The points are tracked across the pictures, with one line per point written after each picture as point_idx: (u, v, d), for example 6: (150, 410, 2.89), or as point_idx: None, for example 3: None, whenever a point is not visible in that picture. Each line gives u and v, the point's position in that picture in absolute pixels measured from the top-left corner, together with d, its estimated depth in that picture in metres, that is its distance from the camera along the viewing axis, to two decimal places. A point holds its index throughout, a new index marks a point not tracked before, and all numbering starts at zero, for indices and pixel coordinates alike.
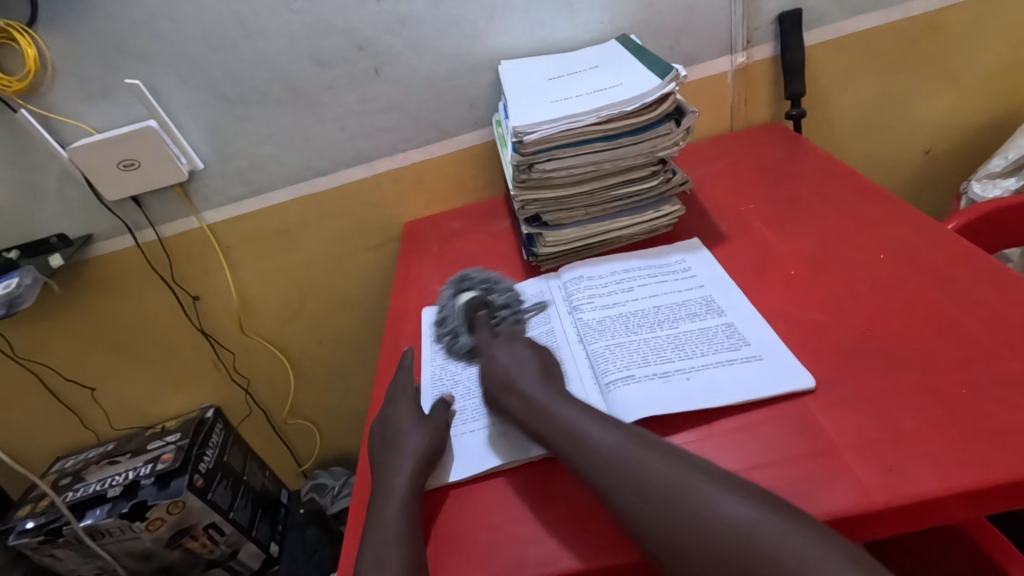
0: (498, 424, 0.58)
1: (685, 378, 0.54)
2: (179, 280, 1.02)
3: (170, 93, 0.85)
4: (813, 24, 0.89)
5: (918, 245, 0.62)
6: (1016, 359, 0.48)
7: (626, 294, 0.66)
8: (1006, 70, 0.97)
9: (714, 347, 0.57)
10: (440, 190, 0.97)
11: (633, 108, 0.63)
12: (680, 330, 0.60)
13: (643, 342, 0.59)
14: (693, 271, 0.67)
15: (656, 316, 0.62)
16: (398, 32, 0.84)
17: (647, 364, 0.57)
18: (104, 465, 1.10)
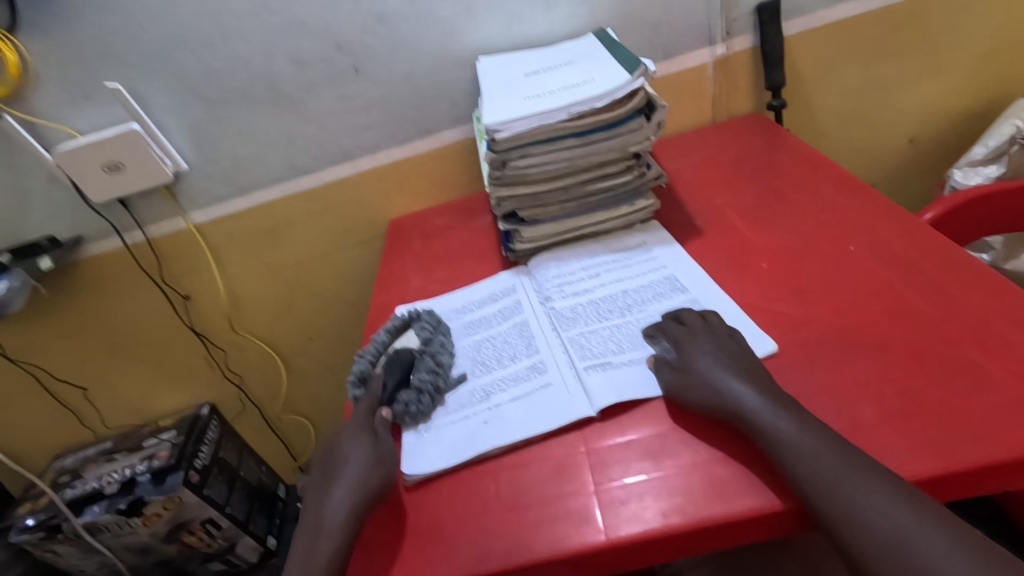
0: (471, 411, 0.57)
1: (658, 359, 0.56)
2: (169, 280, 1.03)
3: (152, 95, 0.86)
4: (792, 14, 0.88)
5: (888, 236, 0.62)
6: (975, 348, 0.49)
7: (594, 280, 0.68)
8: (990, 56, 0.96)
9: None
10: (424, 186, 0.98)
11: (604, 104, 0.64)
12: (649, 312, 0.62)
13: (615, 327, 0.61)
14: (657, 255, 0.69)
15: (625, 300, 0.64)
16: (376, 30, 0.84)
17: (623, 350, 0.58)
18: (101, 462, 1.11)
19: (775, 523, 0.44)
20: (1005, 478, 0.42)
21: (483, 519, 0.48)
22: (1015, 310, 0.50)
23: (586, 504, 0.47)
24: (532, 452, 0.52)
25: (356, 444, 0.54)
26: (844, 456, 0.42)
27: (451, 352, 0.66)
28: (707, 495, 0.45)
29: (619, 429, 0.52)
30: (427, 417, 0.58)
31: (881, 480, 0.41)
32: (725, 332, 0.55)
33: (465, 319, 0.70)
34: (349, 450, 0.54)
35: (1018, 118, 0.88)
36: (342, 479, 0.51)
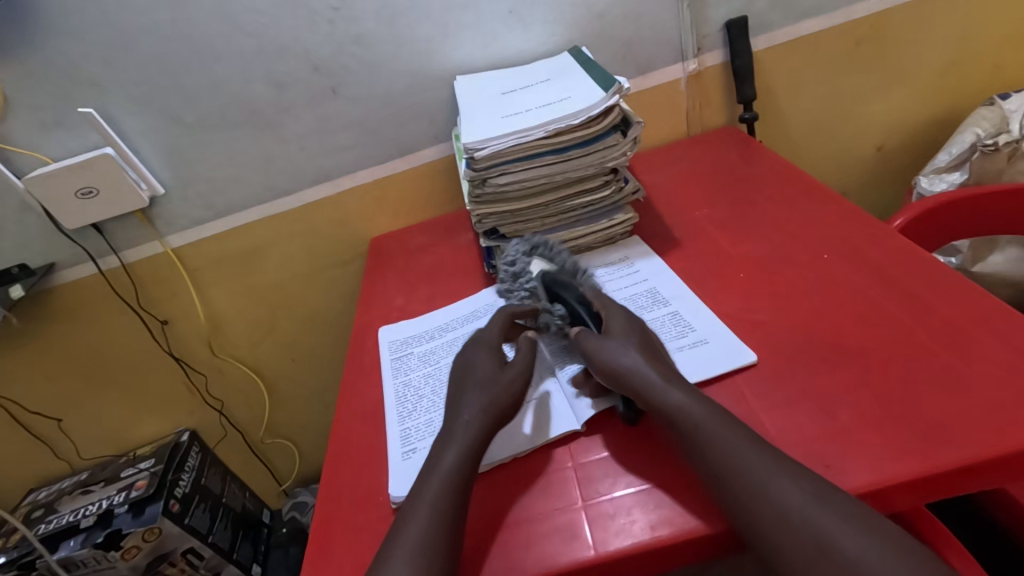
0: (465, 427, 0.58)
1: None
2: (146, 306, 1.01)
3: (127, 119, 0.85)
4: (759, 30, 0.91)
5: (860, 243, 0.64)
6: (945, 352, 0.50)
7: None
8: (949, 67, 1.00)
9: (663, 337, 0.60)
10: (404, 204, 0.98)
11: (580, 121, 0.65)
12: None
13: None
14: (637, 267, 0.71)
15: None
16: (352, 52, 0.85)
17: None
18: (78, 495, 1.08)
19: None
20: (983, 477, 0.43)
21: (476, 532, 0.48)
22: (983, 313, 0.52)
23: (575, 520, 0.47)
24: (523, 466, 0.52)
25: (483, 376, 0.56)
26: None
27: (436, 370, 0.66)
28: (695, 507, 0.45)
29: (603, 437, 0.53)
30: (414, 437, 0.59)
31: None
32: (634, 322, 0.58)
33: (448, 337, 0.70)
34: (484, 369, 0.57)
35: (977, 126, 0.91)
36: (476, 393, 0.55)
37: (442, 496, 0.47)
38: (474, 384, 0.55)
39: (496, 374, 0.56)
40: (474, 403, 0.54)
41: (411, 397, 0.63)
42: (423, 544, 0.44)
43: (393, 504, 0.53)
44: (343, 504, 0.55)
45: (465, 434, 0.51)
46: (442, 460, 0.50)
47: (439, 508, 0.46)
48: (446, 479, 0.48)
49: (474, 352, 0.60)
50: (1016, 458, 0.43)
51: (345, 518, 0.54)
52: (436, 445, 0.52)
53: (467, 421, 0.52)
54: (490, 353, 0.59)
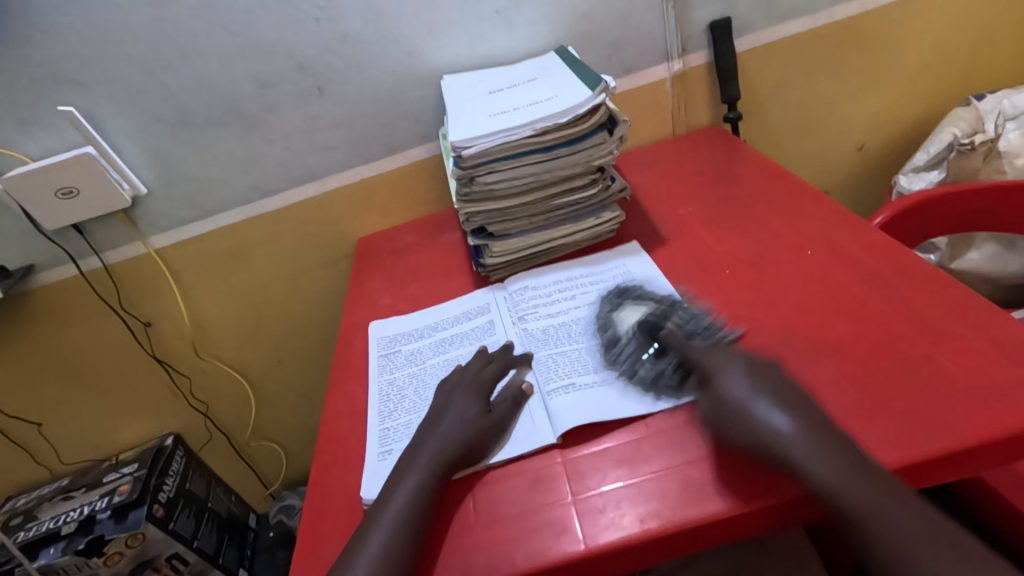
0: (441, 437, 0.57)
1: (623, 384, 0.55)
2: (128, 308, 1.00)
3: (108, 118, 0.84)
4: (743, 31, 0.92)
5: (842, 239, 0.65)
6: (925, 344, 0.51)
7: (568, 302, 0.68)
8: (927, 69, 1.02)
9: (649, 348, 0.59)
10: (391, 204, 0.98)
11: (567, 120, 0.65)
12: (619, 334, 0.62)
13: (583, 349, 0.61)
14: (631, 274, 0.70)
15: (596, 323, 0.64)
16: (339, 51, 0.84)
17: (589, 372, 0.58)
18: (58, 501, 1.06)
19: (756, 519, 0.44)
20: (962, 465, 0.44)
21: (442, 540, 0.48)
22: (964, 307, 0.53)
23: (564, 515, 0.47)
24: (503, 470, 0.52)
25: (462, 403, 0.56)
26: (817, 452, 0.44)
27: (420, 370, 0.66)
28: (682, 498, 0.46)
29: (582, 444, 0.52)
30: (391, 438, 0.58)
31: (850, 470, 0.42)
32: (745, 360, 0.52)
33: (437, 337, 0.70)
34: (461, 395, 0.57)
35: (954, 127, 0.94)
36: (449, 416, 0.55)
37: (405, 512, 0.47)
38: (454, 409, 0.55)
39: (477, 416, 0.54)
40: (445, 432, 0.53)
41: (394, 396, 0.63)
42: (384, 556, 0.45)
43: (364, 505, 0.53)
44: (331, 504, 0.55)
45: (430, 451, 0.52)
46: (406, 478, 0.50)
47: (401, 523, 0.47)
48: (409, 494, 0.49)
49: (455, 390, 0.58)
50: (994, 446, 0.44)
51: (332, 519, 0.53)
52: (402, 463, 0.52)
53: (434, 440, 0.53)
54: (470, 393, 0.57)
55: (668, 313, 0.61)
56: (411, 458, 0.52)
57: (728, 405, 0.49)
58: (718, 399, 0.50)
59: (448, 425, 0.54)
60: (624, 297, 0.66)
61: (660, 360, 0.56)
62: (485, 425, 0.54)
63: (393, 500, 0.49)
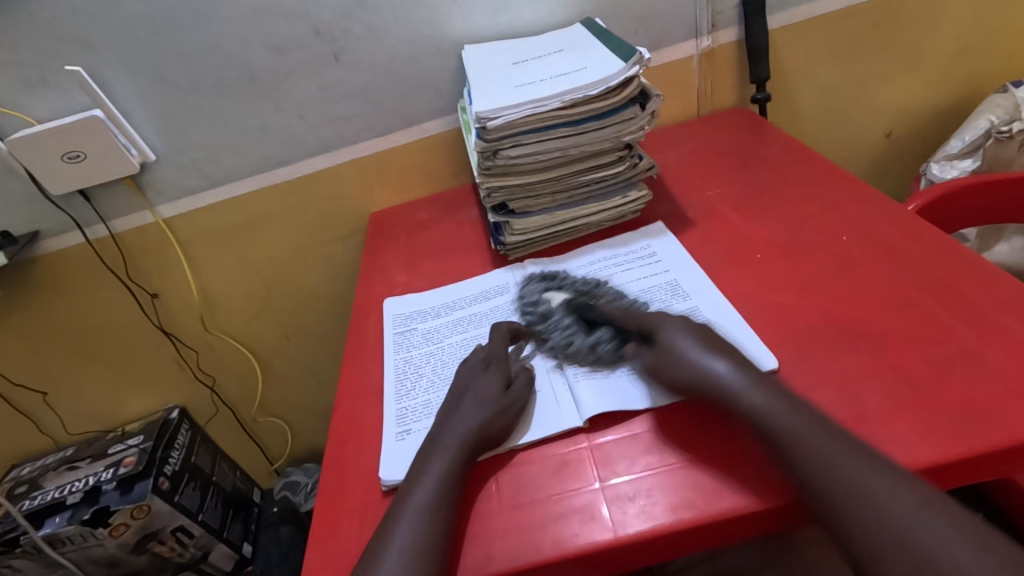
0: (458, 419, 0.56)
1: None
2: (135, 278, 0.98)
3: (117, 80, 0.81)
4: (777, 7, 0.89)
5: (879, 226, 0.63)
6: (971, 336, 0.49)
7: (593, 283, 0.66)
8: (963, 52, 0.98)
9: None
10: (406, 178, 0.95)
11: (598, 92, 0.62)
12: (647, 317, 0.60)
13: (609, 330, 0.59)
14: (658, 257, 0.68)
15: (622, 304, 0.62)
16: (357, 16, 0.81)
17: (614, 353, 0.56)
18: (63, 471, 1.05)
19: (799, 510, 0.43)
20: (1008, 463, 0.43)
21: (470, 527, 0.46)
22: (1010, 299, 0.51)
23: (592, 501, 0.46)
24: (528, 454, 0.50)
25: (485, 384, 0.53)
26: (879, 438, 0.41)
27: (438, 349, 0.64)
28: (717, 487, 0.44)
29: (609, 429, 0.50)
30: (409, 418, 0.57)
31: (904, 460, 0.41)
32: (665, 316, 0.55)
33: (455, 315, 0.68)
34: (484, 376, 0.54)
35: (992, 113, 0.90)
36: (471, 398, 0.52)
37: (433, 499, 0.46)
38: (477, 390, 0.53)
39: (497, 394, 0.52)
40: (468, 414, 0.51)
41: (411, 374, 0.61)
42: (413, 544, 0.43)
43: (382, 485, 0.52)
44: (347, 482, 0.53)
45: (455, 436, 0.49)
46: (430, 464, 0.48)
47: (430, 510, 0.45)
48: (435, 481, 0.47)
49: (478, 366, 0.56)
50: None
51: (349, 498, 0.52)
52: (425, 449, 0.50)
53: (458, 423, 0.51)
54: (491, 373, 0.54)
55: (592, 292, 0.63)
56: (434, 443, 0.50)
57: (665, 356, 0.51)
58: (665, 357, 0.51)
59: (476, 405, 0.52)
60: (550, 280, 0.66)
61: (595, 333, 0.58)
62: (508, 406, 0.52)
63: (418, 488, 0.47)
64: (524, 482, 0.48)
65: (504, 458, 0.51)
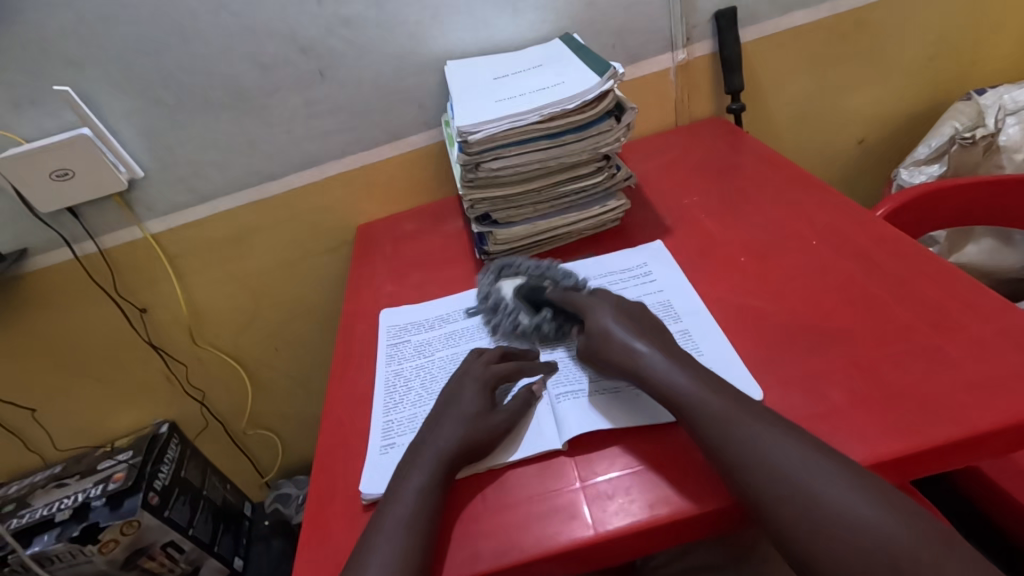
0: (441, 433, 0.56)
1: (634, 396, 0.54)
2: (124, 293, 0.98)
3: (105, 99, 0.83)
4: (748, 22, 0.92)
5: (848, 230, 0.65)
6: (931, 334, 0.51)
7: None
8: (929, 61, 1.02)
9: None
10: (392, 190, 0.97)
11: (574, 106, 0.65)
12: None
13: None
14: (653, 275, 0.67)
15: None
16: (341, 34, 0.83)
17: (599, 380, 0.56)
18: (51, 488, 1.05)
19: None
20: (967, 454, 0.45)
21: (448, 539, 0.47)
22: (967, 297, 0.54)
23: (572, 500, 0.47)
24: (514, 470, 0.51)
25: (472, 396, 0.54)
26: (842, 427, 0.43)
27: (428, 362, 0.65)
28: (691, 485, 0.46)
29: (591, 447, 0.51)
30: (395, 432, 0.58)
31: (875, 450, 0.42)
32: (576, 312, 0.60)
33: (448, 329, 0.69)
34: (469, 391, 0.55)
35: (955, 121, 0.95)
36: (455, 412, 0.53)
37: (412, 513, 0.47)
38: (464, 401, 0.54)
39: (478, 410, 0.53)
40: (446, 430, 0.52)
41: (400, 388, 0.63)
42: (391, 557, 0.44)
43: (363, 499, 0.53)
44: (337, 489, 0.55)
45: (439, 449, 0.51)
46: (410, 477, 0.49)
47: (410, 523, 0.46)
48: (413, 497, 0.48)
49: (460, 382, 0.56)
50: (1000, 435, 0.44)
51: (338, 504, 0.53)
52: (406, 459, 0.51)
53: (443, 436, 0.51)
54: (476, 384, 0.55)
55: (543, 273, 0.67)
56: (415, 454, 0.51)
57: (598, 334, 0.55)
58: (594, 340, 0.56)
59: (466, 418, 0.52)
60: (506, 270, 0.70)
61: (540, 314, 0.63)
62: (493, 421, 0.52)
63: (398, 503, 0.48)
64: (510, 484, 0.50)
65: (492, 475, 0.51)
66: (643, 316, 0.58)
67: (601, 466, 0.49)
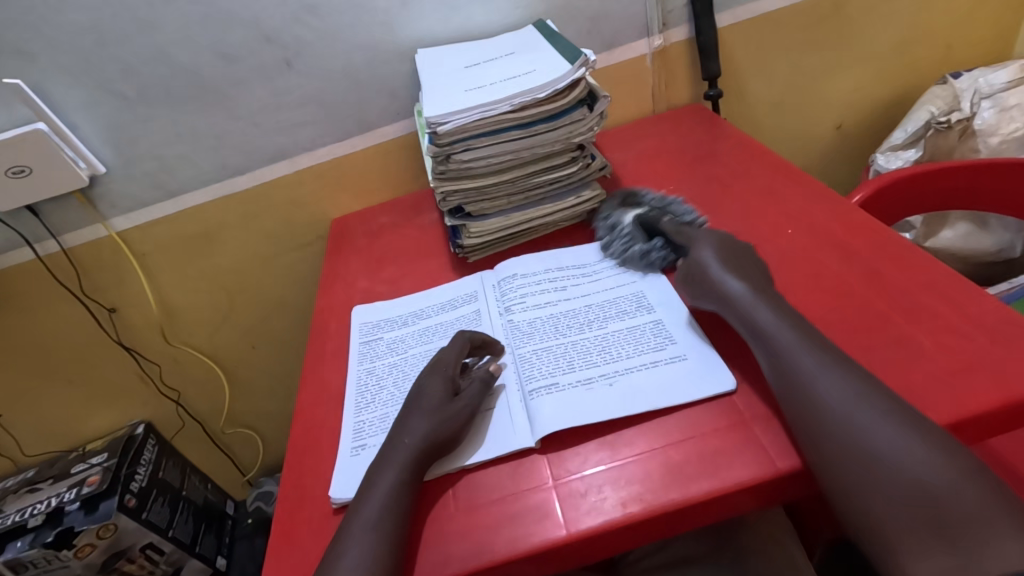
0: None
1: (608, 386, 0.52)
2: (90, 293, 0.96)
3: (61, 92, 0.79)
4: (725, 6, 0.90)
5: (823, 218, 0.65)
6: (906, 324, 0.51)
7: (559, 293, 0.65)
8: (906, 45, 1.02)
9: (640, 348, 0.56)
10: (366, 182, 0.94)
11: (546, 95, 0.63)
12: (609, 331, 0.58)
13: (571, 345, 0.58)
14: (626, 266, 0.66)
15: (586, 316, 0.61)
16: (307, 22, 0.81)
17: (572, 370, 0.55)
18: (24, 494, 1.02)
19: (745, 497, 0.44)
20: None
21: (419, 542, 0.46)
22: (940, 285, 0.53)
23: (546, 499, 0.47)
24: (484, 470, 0.50)
25: (436, 389, 0.54)
26: (821, 424, 0.43)
27: (401, 360, 0.63)
28: (664, 482, 0.45)
29: (563, 445, 0.50)
30: (366, 433, 0.57)
31: (848, 443, 0.42)
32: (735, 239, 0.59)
33: (422, 325, 0.67)
34: (434, 384, 0.54)
35: (932, 105, 0.94)
36: (420, 407, 0.52)
37: (381, 515, 0.46)
38: (430, 394, 0.53)
39: (444, 402, 0.52)
40: (414, 426, 0.51)
41: (372, 387, 0.61)
42: (361, 562, 0.43)
43: (333, 503, 0.52)
44: (307, 492, 0.54)
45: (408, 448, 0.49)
46: (380, 477, 0.48)
47: (379, 525, 0.45)
48: (382, 499, 0.46)
49: (425, 374, 0.56)
50: (970, 425, 0.44)
51: (308, 508, 0.52)
52: (376, 460, 0.50)
53: (410, 434, 0.50)
54: (439, 378, 0.55)
55: (667, 206, 0.69)
56: (385, 454, 0.50)
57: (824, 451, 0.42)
58: (693, 268, 0.57)
59: (433, 413, 0.51)
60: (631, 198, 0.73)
61: (652, 242, 0.66)
62: (457, 413, 0.52)
63: (366, 505, 0.47)
64: (480, 483, 0.49)
65: (460, 472, 0.50)
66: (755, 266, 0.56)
67: (574, 464, 0.49)
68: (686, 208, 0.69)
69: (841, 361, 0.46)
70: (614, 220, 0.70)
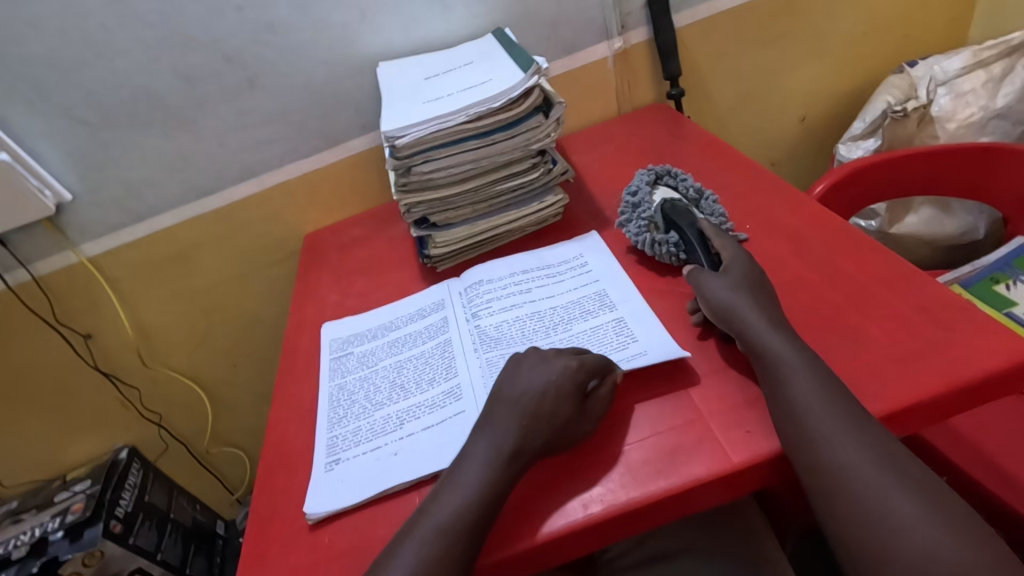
0: (386, 440, 0.56)
1: None
2: (64, 320, 0.95)
3: (23, 122, 0.79)
4: (682, 6, 0.92)
5: (780, 212, 0.66)
6: (857, 313, 0.52)
7: (525, 296, 0.65)
8: (863, 36, 1.03)
9: (602, 347, 0.57)
10: (336, 197, 0.95)
11: (501, 103, 0.64)
12: (573, 332, 0.59)
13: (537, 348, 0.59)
14: (589, 265, 0.67)
15: (552, 318, 0.62)
16: (266, 40, 0.81)
17: None
18: (7, 525, 1.02)
19: (709, 491, 0.45)
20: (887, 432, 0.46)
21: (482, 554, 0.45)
22: (890, 273, 0.55)
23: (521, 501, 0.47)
24: None
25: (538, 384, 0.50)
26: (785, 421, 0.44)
27: (372, 373, 0.64)
28: (628, 480, 0.46)
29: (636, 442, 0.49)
30: (340, 447, 0.57)
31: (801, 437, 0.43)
32: (747, 256, 0.58)
33: (392, 336, 0.68)
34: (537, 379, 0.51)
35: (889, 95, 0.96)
36: (513, 406, 0.49)
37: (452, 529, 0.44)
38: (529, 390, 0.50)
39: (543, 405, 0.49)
40: (475, 448, 0.48)
41: (343, 402, 0.62)
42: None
43: (309, 519, 0.52)
44: (280, 511, 0.54)
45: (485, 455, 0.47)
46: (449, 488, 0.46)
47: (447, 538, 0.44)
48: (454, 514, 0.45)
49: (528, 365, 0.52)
50: (919, 409, 0.45)
51: (281, 525, 0.53)
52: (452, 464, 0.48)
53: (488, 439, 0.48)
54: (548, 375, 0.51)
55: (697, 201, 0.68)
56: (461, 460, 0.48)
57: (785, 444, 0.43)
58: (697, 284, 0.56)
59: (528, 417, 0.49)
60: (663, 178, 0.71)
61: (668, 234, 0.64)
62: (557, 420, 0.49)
63: (433, 517, 0.45)
64: None
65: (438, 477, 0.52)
66: (759, 280, 0.55)
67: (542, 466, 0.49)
68: (715, 207, 0.67)
69: (798, 356, 0.47)
70: (640, 197, 0.69)
